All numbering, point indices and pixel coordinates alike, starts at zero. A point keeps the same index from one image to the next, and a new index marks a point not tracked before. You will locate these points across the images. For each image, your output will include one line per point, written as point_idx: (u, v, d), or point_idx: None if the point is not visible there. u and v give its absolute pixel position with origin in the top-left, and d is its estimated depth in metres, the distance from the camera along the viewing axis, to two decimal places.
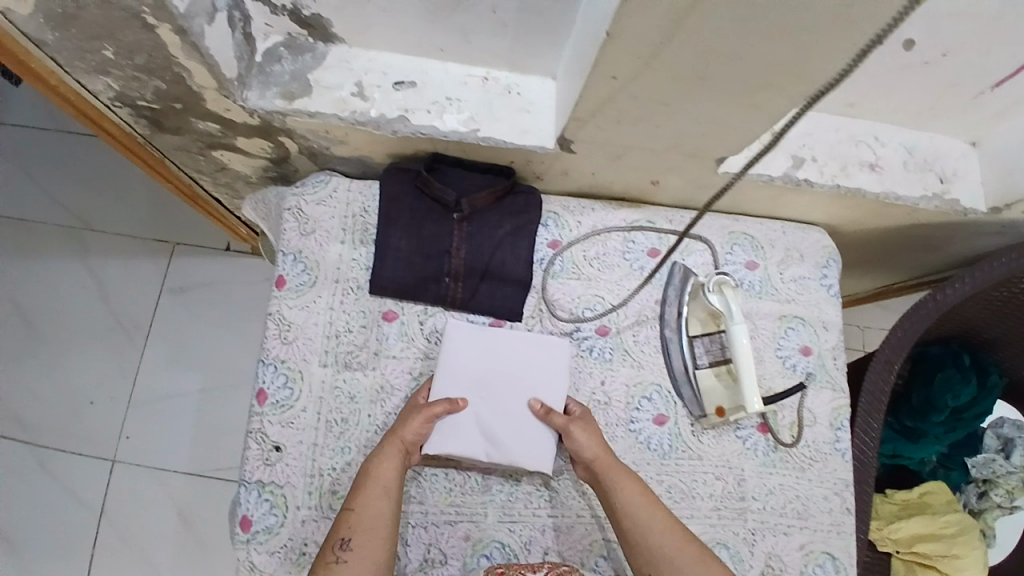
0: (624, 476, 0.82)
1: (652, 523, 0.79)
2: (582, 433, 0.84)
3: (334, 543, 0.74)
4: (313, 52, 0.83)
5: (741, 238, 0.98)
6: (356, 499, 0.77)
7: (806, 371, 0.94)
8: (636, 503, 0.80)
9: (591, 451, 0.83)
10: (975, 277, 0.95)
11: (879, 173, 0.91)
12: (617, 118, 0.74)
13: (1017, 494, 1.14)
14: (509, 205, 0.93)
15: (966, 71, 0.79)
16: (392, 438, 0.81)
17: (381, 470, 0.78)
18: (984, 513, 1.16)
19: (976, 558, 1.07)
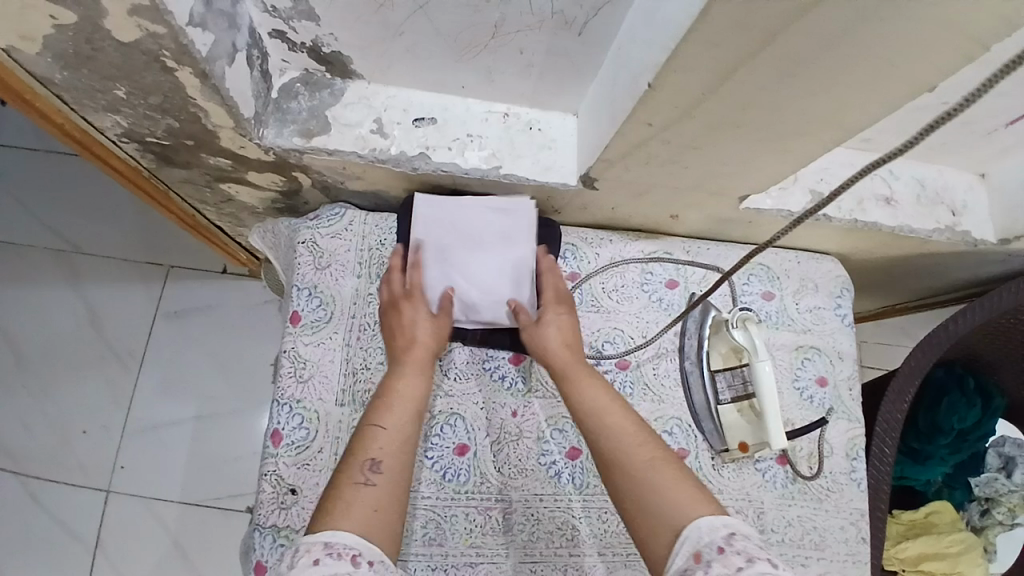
0: (591, 376, 0.78)
1: (615, 419, 0.72)
2: (548, 326, 0.83)
3: (362, 464, 0.65)
4: (331, 88, 0.82)
5: (757, 268, 0.99)
6: (380, 418, 0.70)
7: (823, 403, 0.95)
8: (600, 399, 0.74)
9: (556, 349, 0.81)
10: (987, 307, 0.96)
11: (894, 207, 0.92)
12: (645, 159, 0.74)
13: (1018, 512, 1.18)
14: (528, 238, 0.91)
15: (984, 113, 0.80)
16: (411, 345, 0.79)
17: (401, 383, 0.75)
18: (985, 530, 1.19)
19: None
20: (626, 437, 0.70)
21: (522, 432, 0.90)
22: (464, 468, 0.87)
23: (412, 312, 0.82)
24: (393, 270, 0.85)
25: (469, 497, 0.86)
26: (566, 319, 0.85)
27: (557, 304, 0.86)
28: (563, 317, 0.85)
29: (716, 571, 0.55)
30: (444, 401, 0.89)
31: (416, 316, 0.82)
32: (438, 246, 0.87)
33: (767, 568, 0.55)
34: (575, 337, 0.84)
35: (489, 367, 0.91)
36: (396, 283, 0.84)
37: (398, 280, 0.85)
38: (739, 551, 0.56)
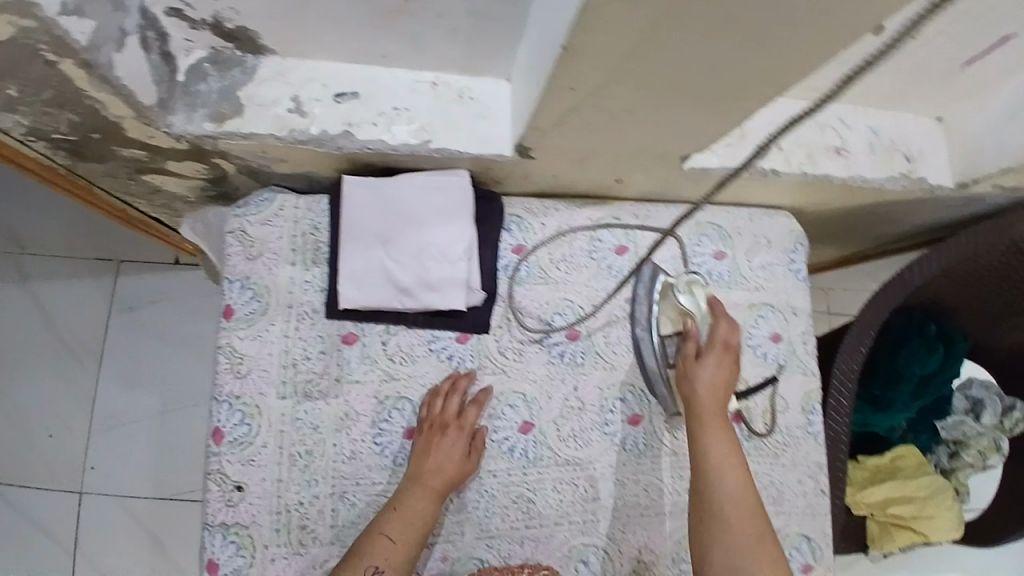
0: (724, 432, 0.81)
1: (726, 485, 0.77)
2: (705, 367, 0.83)
3: (366, 569, 0.74)
4: (242, 65, 0.76)
5: (707, 228, 0.97)
6: (390, 529, 0.77)
7: (777, 360, 0.95)
8: (723, 456, 0.79)
9: (707, 392, 0.82)
10: (941, 255, 0.95)
11: (846, 157, 0.88)
12: (578, 126, 0.71)
13: (987, 454, 1.21)
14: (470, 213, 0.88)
15: (943, 52, 0.76)
16: (436, 476, 0.81)
17: (418, 505, 0.79)
18: (956, 471, 1.21)
19: (944, 517, 1.17)
20: (736, 506, 0.76)
21: None
22: None
23: (448, 440, 0.83)
24: (445, 386, 0.86)
25: None
26: (725, 362, 0.84)
27: (722, 346, 0.85)
28: (727, 358, 0.84)
29: None
30: (391, 385, 0.87)
31: (449, 447, 0.82)
32: (364, 224, 0.82)
33: None
34: (729, 384, 0.84)
35: (435, 348, 0.89)
36: (441, 404, 0.85)
37: (440, 403, 0.85)
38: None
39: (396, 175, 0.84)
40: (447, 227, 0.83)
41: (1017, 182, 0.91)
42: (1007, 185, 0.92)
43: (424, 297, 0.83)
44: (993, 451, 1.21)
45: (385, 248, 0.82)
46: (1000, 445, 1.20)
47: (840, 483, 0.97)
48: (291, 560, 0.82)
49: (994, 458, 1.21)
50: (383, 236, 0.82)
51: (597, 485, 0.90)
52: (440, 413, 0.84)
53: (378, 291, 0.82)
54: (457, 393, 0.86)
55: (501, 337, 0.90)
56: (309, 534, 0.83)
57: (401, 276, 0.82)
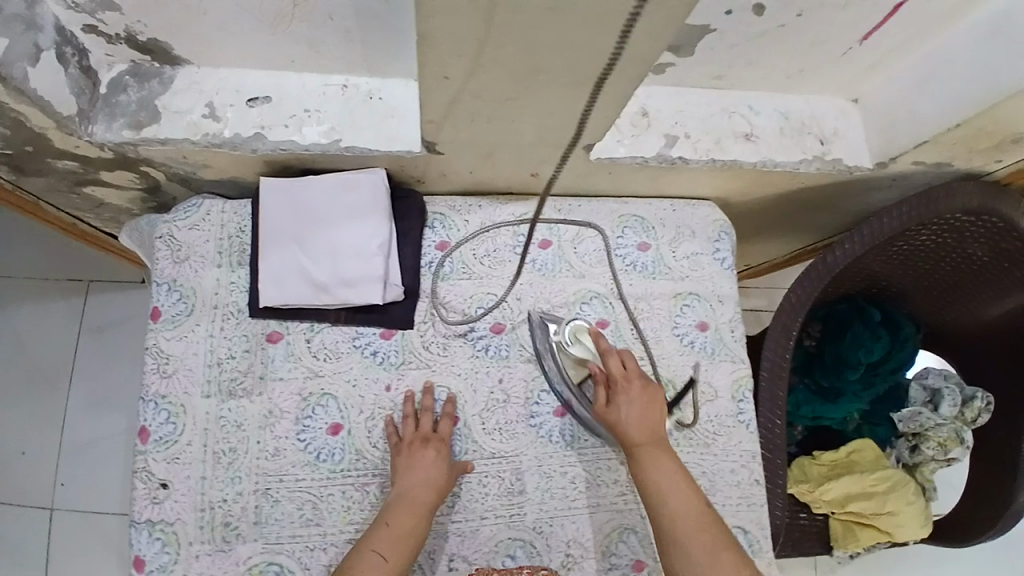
0: (662, 454, 0.80)
1: (677, 507, 0.76)
2: (618, 406, 0.83)
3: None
4: (160, 76, 0.81)
5: (631, 220, 0.98)
6: (379, 546, 0.74)
7: (703, 347, 0.95)
8: (666, 479, 0.78)
9: (633, 424, 0.82)
10: (864, 235, 0.95)
11: (755, 142, 0.91)
12: (469, 116, 0.74)
13: (951, 447, 1.11)
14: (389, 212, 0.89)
15: (832, 30, 0.78)
16: (424, 491, 0.79)
17: (407, 522, 0.77)
18: (917, 467, 1.13)
19: (911, 514, 1.09)
20: (690, 525, 0.75)
21: (397, 406, 0.88)
22: (338, 447, 0.85)
23: (430, 453, 0.82)
24: (408, 409, 0.86)
25: (346, 475, 0.85)
26: (637, 390, 0.84)
27: (627, 379, 0.85)
28: (638, 387, 0.84)
29: None
30: (315, 382, 0.87)
31: (433, 461, 0.82)
32: (281, 223, 0.84)
33: None
34: (651, 409, 0.83)
35: (360, 345, 0.89)
36: (414, 422, 0.85)
37: (413, 421, 0.85)
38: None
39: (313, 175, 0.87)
40: (361, 224, 0.85)
41: (937, 157, 0.90)
42: (928, 162, 0.92)
43: (339, 292, 0.84)
44: (957, 443, 1.10)
45: (301, 246, 0.85)
46: (963, 436, 1.10)
47: (781, 474, 0.94)
48: (215, 557, 0.82)
49: (960, 451, 1.10)
50: (299, 234, 0.85)
51: (524, 478, 0.88)
52: (416, 430, 0.84)
53: (295, 286, 0.85)
54: (427, 411, 0.86)
55: (425, 333, 0.90)
56: (233, 531, 0.82)
57: (318, 273, 0.84)
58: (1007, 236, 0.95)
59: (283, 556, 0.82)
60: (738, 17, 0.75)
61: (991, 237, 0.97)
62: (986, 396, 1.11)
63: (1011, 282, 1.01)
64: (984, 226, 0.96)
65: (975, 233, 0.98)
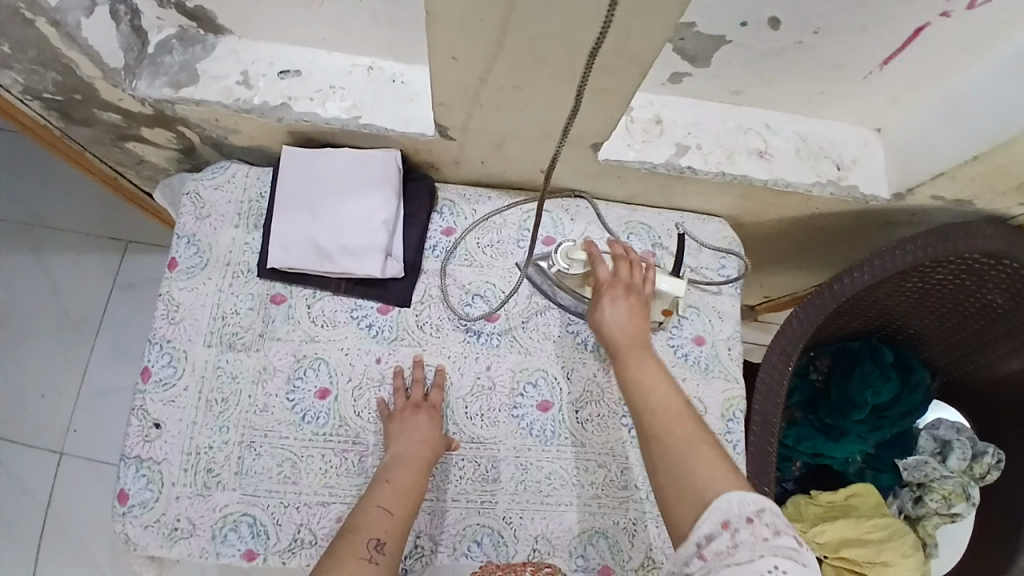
0: (647, 355, 0.77)
1: (657, 398, 0.71)
2: (606, 309, 0.81)
3: (367, 542, 0.69)
4: (203, 43, 0.87)
5: (638, 228, 0.97)
6: (383, 501, 0.74)
7: (698, 362, 0.91)
8: (648, 374, 0.74)
9: (617, 328, 0.80)
10: (876, 268, 0.89)
11: (768, 160, 0.88)
12: (478, 102, 0.76)
13: (955, 501, 1.03)
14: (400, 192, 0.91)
15: (849, 50, 0.78)
16: (420, 451, 0.80)
17: (408, 478, 0.77)
18: (921, 520, 1.05)
19: (905, 567, 1.00)
20: (670, 414, 0.69)
21: (384, 379, 0.87)
22: (324, 411, 0.86)
23: (423, 419, 0.83)
24: (396, 383, 0.86)
25: (326, 440, 0.85)
26: (623, 296, 0.82)
27: (617, 285, 0.83)
28: (624, 296, 0.82)
29: (745, 538, 0.58)
30: (309, 345, 0.88)
31: (426, 426, 0.83)
32: (295, 190, 0.87)
33: (792, 543, 0.58)
34: (637, 316, 0.81)
35: (356, 316, 0.89)
36: (406, 391, 0.86)
37: (404, 392, 0.86)
38: (768, 523, 0.58)
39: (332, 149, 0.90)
40: (371, 198, 0.87)
41: (957, 193, 0.86)
42: (948, 197, 0.88)
43: (341, 262, 0.86)
44: (962, 498, 1.02)
45: (309, 215, 0.87)
46: (969, 492, 1.02)
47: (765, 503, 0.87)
48: (193, 500, 0.83)
49: (965, 508, 1.03)
50: (311, 203, 0.87)
51: (500, 466, 0.86)
52: (407, 399, 0.85)
53: (301, 252, 0.87)
54: (416, 383, 0.86)
55: (420, 313, 0.90)
56: (215, 478, 0.84)
57: (322, 241, 0.86)
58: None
59: (256, 509, 0.83)
60: (753, 31, 0.76)
61: (1013, 285, 0.92)
62: (999, 454, 1.04)
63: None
64: (1006, 274, 0.91)
65: (998, 279, 0.92)
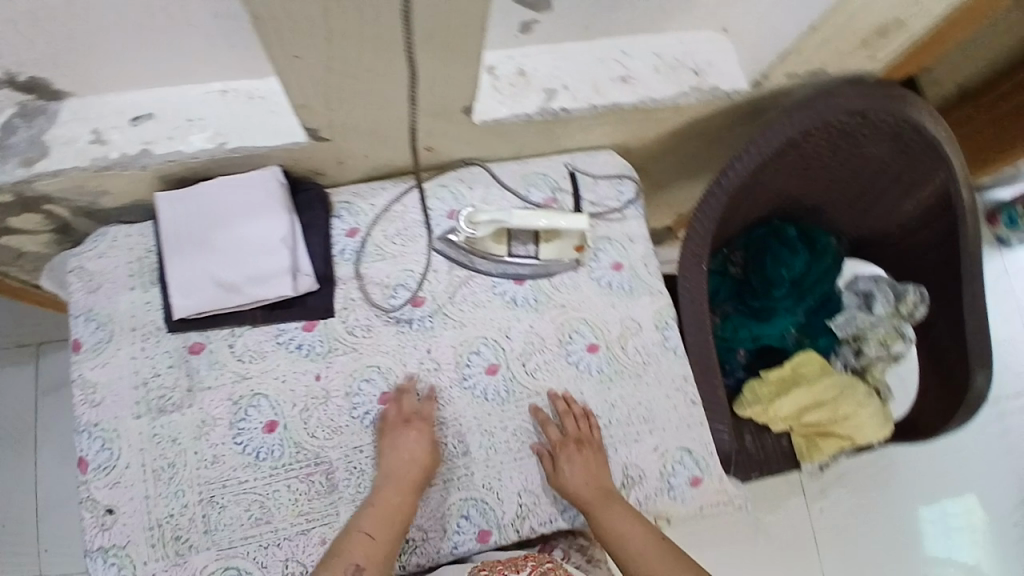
0: (614, 504, 0.82)
1: (635, 545, 0.79)
2: (564, 468, 0.83)
3: (346, 568, 0.73)
4: (45, 112, 0.82)
5: (535, 177, 0.98)
6: (365, 524, 0.77)
7: (621, 286, 0.95)
8: (623, 527, 0.80)
9: (580, 487, 0.82)
10: (756, 150, 0.93)
11: (632, 84, 0.91)
12: (340, 96, 0.75)
13: (891, 343, 1.14)
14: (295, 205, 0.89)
15: None
16: (408, 469, 0.80)
17: (393, 499, 0.78)
18: (868, 369, 1.15)
19: (866, 415, 1.09)
20: (648, 559, 0.79)
21: (330, 393, 0.85)
22: (276, 444, 0.84)
23: (413, 434, 0.82)
24: (387, 401, 0.85)
25: (287, 470, 0.83)
26: (578, 450, 0.84)
27: (569, 443, 0.84)
28: (576, 450, 0.84)
29: None
30: (244, 384, 0.85)
31: (417, 441, 0.81)
32: (186, 230, 0.84)
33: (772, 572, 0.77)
34: (593, 467, 0.84)
35: (283, 341, 0.87)
36: (399, 402, 0.84)
37: (399, 402, 0.85)
38: None
39: (209, 181, 0.88)
40: (262, 221, 0.85)
41: (809, 68, 0.91)
42: (802, 73, 0.92)
43: (250, 291, 0.84)
44: (897, 338, 1.13)
45: (204, 253, 0.85)
46: (902, 331, 1.13)
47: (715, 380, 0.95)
48: (171, 572, 0.81)
49: (902, 346, 1.13)
50: (202, 241, 0.85)
51: (466, 438, 0.86)
52: (399, 411, 0.84)
53: (205, 292, 0.84)
54: (406, 395, 0.85)
55: (347, 318, 0.88)
56: (185, 543, 0.82)
57: (225, 275, 0.84)
58: (906, 124, 0.95)
59: (238, 559, 0.81)
60: None
61: (891, 132, 0.97)
62: (920, 289, 1.12)
63: (923, 170, 1.01)
64: (879, 125, 0.96)
65: (871, 131, 0.97)
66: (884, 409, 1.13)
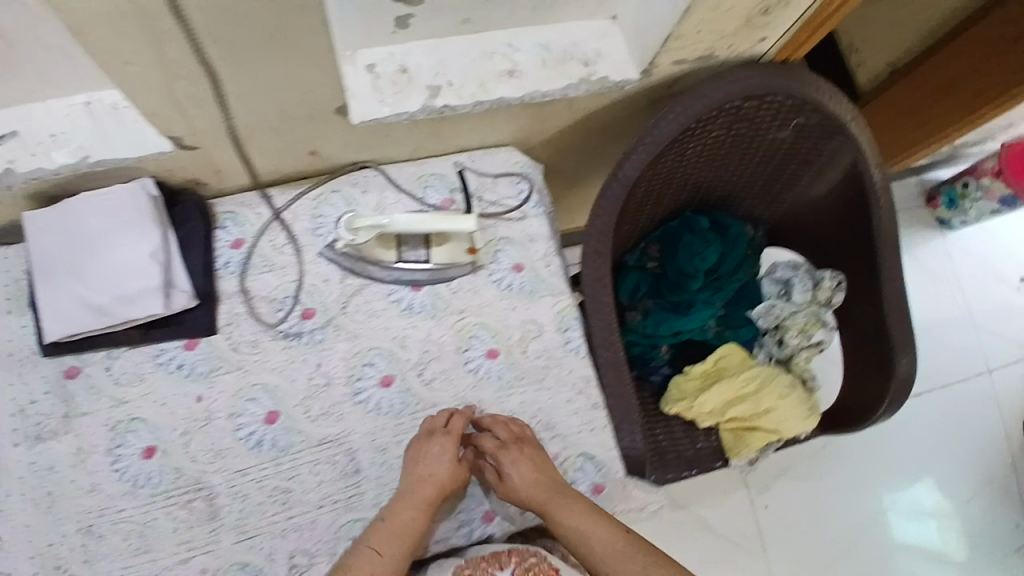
0: (576, 501, 0.80)
1: (603, 544, 0.78)
2: (508, 472, 0.80)
3: None
4: None
5: (431, 179, 0.95)
6: (374, 542, 0.75)
7: (522, 288, 0.93)
8: (588, 524, 0.79)
9: (529, 490, 0.80)
10: (648, 143, 0.90)
11: (518, 79, 0.88)
12: (194, 104, 0.72)
13: (811, 330, 1.11)
14: (174, 218, 0.85)
15: None
16: (425, 487, 0.79)
17: (405, 518, 0.77)
18: (794, 359, 1.12)
19: (789, 405, 1.08)
20: (618, 559, 0.77)
21: (212, 414, 0.83)
22: (155, 470, 0.81)
23: (438, 449, 0.80)
24: (425, 416, 0.84)
25: (167, 497, 0.81)
26: (528, 448, 0.82)
27: (517, 441, 0.82)
28: (519, 451, 0.81)
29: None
30: (121, 410, 0.83)
31: (440, 458, 0.80)
32: (53, 249, 0.80)
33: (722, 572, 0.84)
34: (540, 468, 0.81)
35: (163, 361, 0.84)
36: (429, 417, 0.84)
37: (426, 418, 0.84)
38: None
39: (76, 195, 0.83)
40: (131, 237, 0.80)
41: (697, 54, 0.87)
42: (692, 58, 0.88)
43: (122, 312, 0.80)
44: (817, 326, 1.11)
45: (71, 274, 0.80)
46: (822, 318, 1.10)
47: (625, 382, 0.92)
48: None
49: (823, 333, 1.11)
50: (69, 262, 0.80)
51: (358, 456, 0.83)
52: (427, 425, 0.83)
53: (75, 317, 0.80)
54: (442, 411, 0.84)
55: (232, 334, 0.85)
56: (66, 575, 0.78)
57: (93, 296, 0.80)
58: (806, 104, 0.92)
59: None
60: None
61: (788, 117, 0.95)
62: (836, 275, 1.10)
63: (828, 151, 1.00)
64: (775, 107, 0.93)
65: (769, 118, 0.95)
66: (809, 401, 1.11)
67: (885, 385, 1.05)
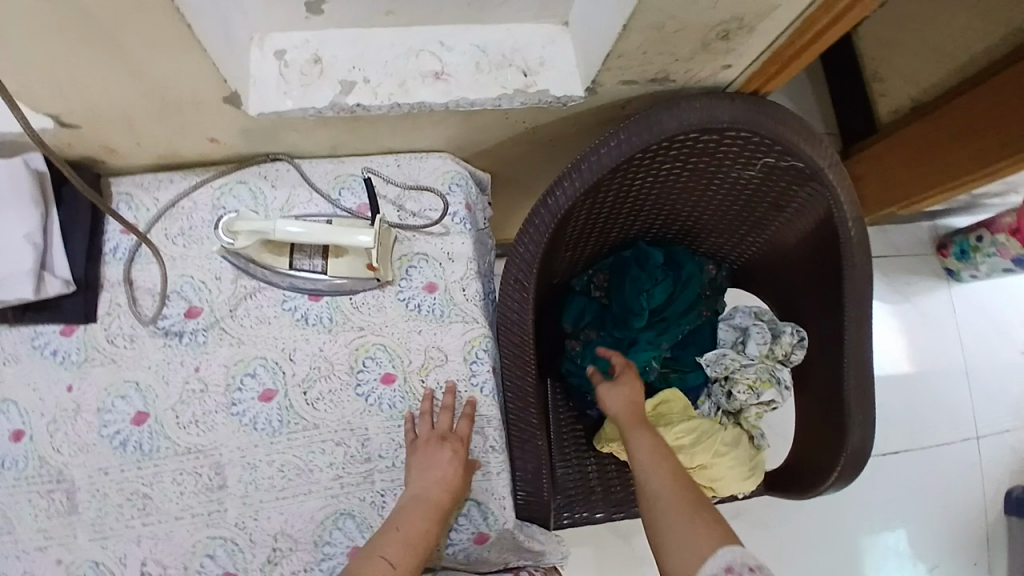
0: (647, 434, 0.84)
1: (662, 470, 0.78)
2: (615, 387, 0.91)
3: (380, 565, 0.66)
4: None
5: (348, 180, 0.87)
6: (387, 551, 0.68)
7: (432, 310, 0.85)
8: (654, 449, 0.81)
9: (620, 408, 0.89)
10: (583, 170, 0.81)
11: (445, 82, 0.77)
12: (57, 89, 0.64)
13: (762, 388, 0.99)
14: (68, 197, 0.80)
15: None
16: (437, 490, 0.74)
17: (419, 526, 0.71)
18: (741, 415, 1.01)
19: (725, 466, 0.97)
20: (670, 488, 0.75)
21: (81, 406, 0.79)
22: (21, 455, 0.78)
23: (447, 454, 0.76)
24: (422, 406, 0.81)
25: (31, 483, 0.77)
26: (634, 377, 0.93)
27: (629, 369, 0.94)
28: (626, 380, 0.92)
29: None
30: None
31: (446, 461, 0.76)
32: None
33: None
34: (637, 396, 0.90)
35: (39, 345, 0.80)
36: (430, 420, 0.80)
37: (430, 419, 0.80)
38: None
39: None
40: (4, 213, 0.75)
41: (648, 74, 0.76)
42: (642, 79, 0.77)
43: None
44: (770, 384, 0.99)
45: None
46: (776, 376, 0.98)
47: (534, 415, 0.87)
48: None
49: (775, 393, 0.99)
50: None
51: (224, 471, 0.79)
52: (432, 430, 0.79)
53: None
54: (446, 408, 0.80)
55: (110, 325, 0.81)
56: None
57: None
58: (777, 145, 0.80)
59: None
60: None
61: (756, 153, 0.83)
62: (797, 330, 1.00)
63: (802, 195, 0.88)
64: (739, 142, 0.82)
65: (733, 151, 0.83)
66: (751, 461, 1.00)
67: (834, 456, 0.94)
